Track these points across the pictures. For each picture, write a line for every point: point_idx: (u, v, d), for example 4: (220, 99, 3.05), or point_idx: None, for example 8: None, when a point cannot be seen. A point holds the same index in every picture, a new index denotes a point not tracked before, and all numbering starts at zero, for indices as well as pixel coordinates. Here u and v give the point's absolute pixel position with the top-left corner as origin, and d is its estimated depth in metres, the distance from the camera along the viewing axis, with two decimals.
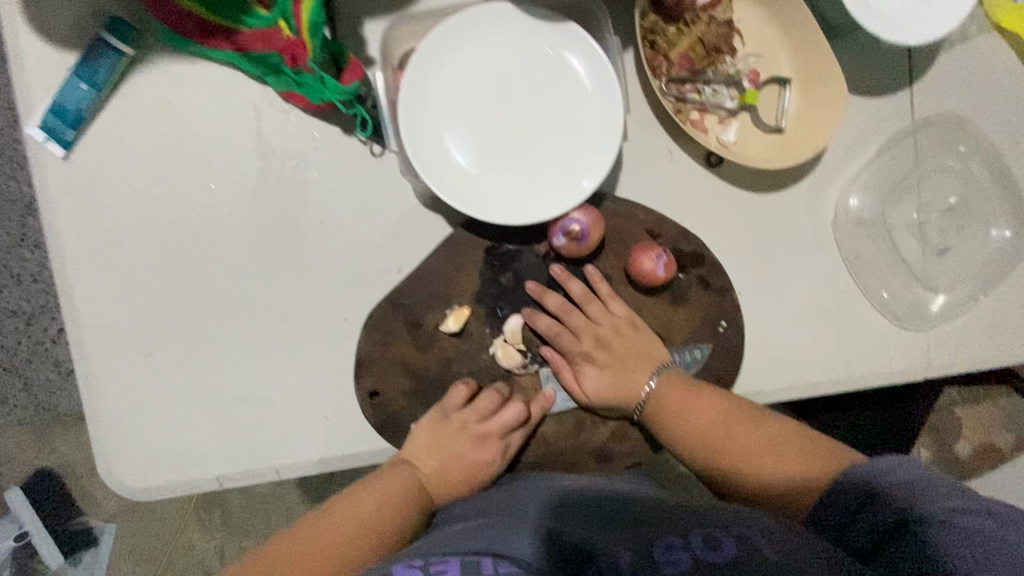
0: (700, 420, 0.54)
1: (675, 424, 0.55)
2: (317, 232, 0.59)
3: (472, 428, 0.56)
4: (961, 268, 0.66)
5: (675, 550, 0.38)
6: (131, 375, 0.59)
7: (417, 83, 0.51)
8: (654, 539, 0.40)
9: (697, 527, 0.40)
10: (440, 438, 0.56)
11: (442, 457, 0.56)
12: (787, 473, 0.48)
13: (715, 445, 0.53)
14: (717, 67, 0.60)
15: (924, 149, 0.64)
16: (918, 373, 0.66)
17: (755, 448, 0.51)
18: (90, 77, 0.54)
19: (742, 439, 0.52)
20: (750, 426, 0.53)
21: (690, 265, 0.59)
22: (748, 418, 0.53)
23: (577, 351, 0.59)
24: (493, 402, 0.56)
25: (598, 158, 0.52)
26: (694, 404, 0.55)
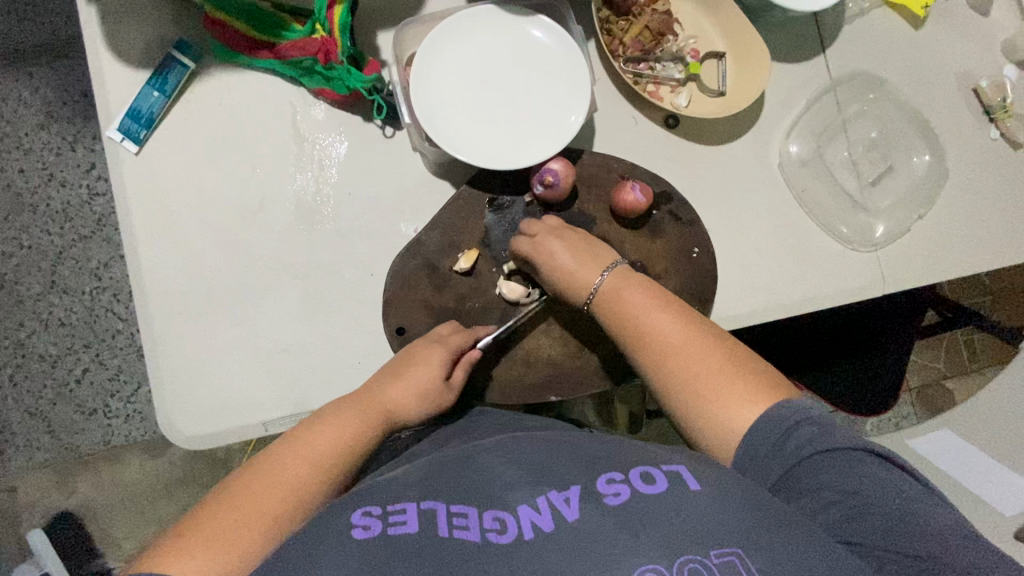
0: (639, 321, 0.59)
1: (612, 312, 0.61)
2: (343, 201, 0.70)
3: (423, 351, 0.62)
4: (894, 197, 0.77)
5: (616, 483, 0.45)
6: (186, 334, 0.67)
7: (424, 67, 0.64)
8: (595, 476, 0.46)
9: (634, 468, 0.47)
10: (398, 365, 0.61)
11: (399, 384, 0.60)
12: (731, 396, 0.52)
13: (679, 363, 0.56)
14: (663, 47, 0.74)
15: (844, 101, 0.77)
16: (874, 288, 0.75)
17: (708, 366, 0.54)
18: (161, 86, 0.67)
19: (699, 355, 0.55)
20: (699, 336, 0.57)
21: (661, 203, 0.70)
22: (684, 332, 0.57)
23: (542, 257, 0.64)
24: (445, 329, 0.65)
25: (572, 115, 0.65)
26: (634, 304, 0.60)
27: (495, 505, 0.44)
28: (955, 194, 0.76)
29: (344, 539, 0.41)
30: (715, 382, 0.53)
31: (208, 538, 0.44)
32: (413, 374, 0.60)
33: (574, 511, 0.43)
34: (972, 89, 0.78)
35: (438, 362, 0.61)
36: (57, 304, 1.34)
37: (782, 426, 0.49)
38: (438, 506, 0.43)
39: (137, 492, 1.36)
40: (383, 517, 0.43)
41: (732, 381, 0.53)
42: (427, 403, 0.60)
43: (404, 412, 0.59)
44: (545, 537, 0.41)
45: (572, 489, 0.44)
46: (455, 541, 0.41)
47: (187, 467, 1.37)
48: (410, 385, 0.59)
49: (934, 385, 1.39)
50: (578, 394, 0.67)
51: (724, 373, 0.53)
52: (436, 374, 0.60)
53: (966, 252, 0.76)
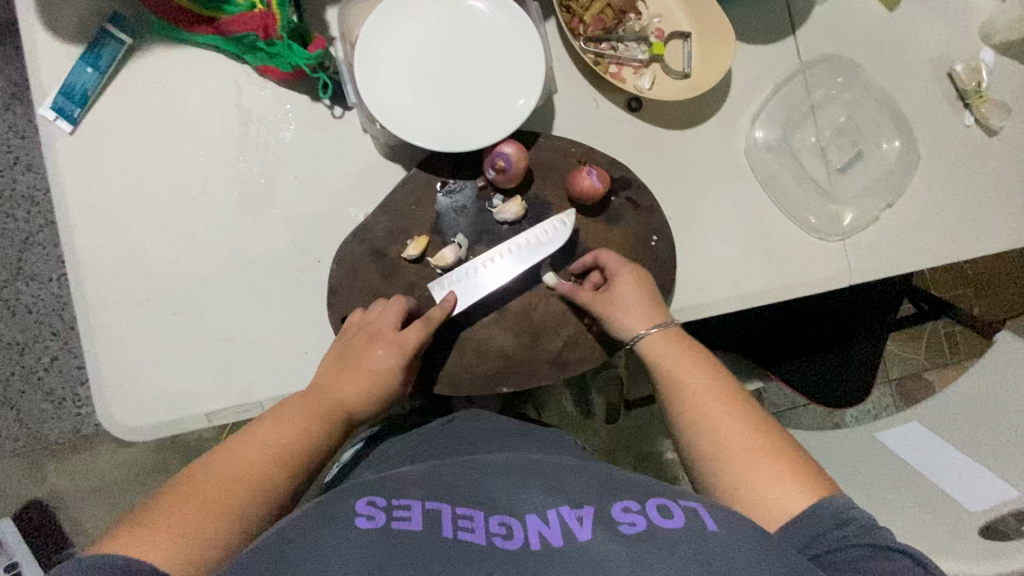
0: (682, 381, 0.57)
1: (660, 371, 0.59)
2: (290, 186, 0.67)
3: (370, 342, 0.59)
4: (863, 185, 0.75)
5: (632, 513, 0.43)
6: (125, 322, 0.65)
7: (369, 44, 0.61)
8: (611, 503, 0.45)
9: (652, 499, 0.45)
10: (343, 355, 0.59)
11: (348, 377, 0.58)
12: (767, 474, 0.49)
13: (716, 431, 0.53)
14: (626, 26, 0.71)
15: (814, 85, 0.74)
16: (839, 279, 0.73)
17: (746, 442, 0.52)
18: (95, 62, 0.64)
19: (737, 427, 0.53)
20: (736, 410, 0.54)
21: (619, 189, 0.67)
22: (724, 403, 0.55)
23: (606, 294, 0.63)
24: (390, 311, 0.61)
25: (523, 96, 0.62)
26: (679, 363, 0.58)
27: (502, 511, 0.43)
28: (925, 182, 0.74)
29: (344, 527, 0.41)
30: (751, 456, 0.51)
31: (156, 540, 0.43)
32: (364, 367, 0.58)
33: (588, 532, 0.41)
34: (946, 74, 0.75)
35: (391, 355, 0.59)
36: (22, 291, 1.31)
37: (829, 517, 0.46)
38: (443, 507, 0.43)
39: (106, 481, 1.34)
40: (388, 510, 0.43)
41: (768, 461, 0.50)
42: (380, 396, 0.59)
43: (354, 406, 0.58)
44: (550, 550, 0.40)
45: (587, 510, 0.43)
46: (459, 542, 0.40)
47: (158, 457, 1.35)
48: (359, 378, 0.58)
49: (913, 377, 1.38)
50: (533, 383, 0.65)
51: (764, 452, 0.51)
52: (387, 368, 0.58)
53: (935, 243, 0.75)
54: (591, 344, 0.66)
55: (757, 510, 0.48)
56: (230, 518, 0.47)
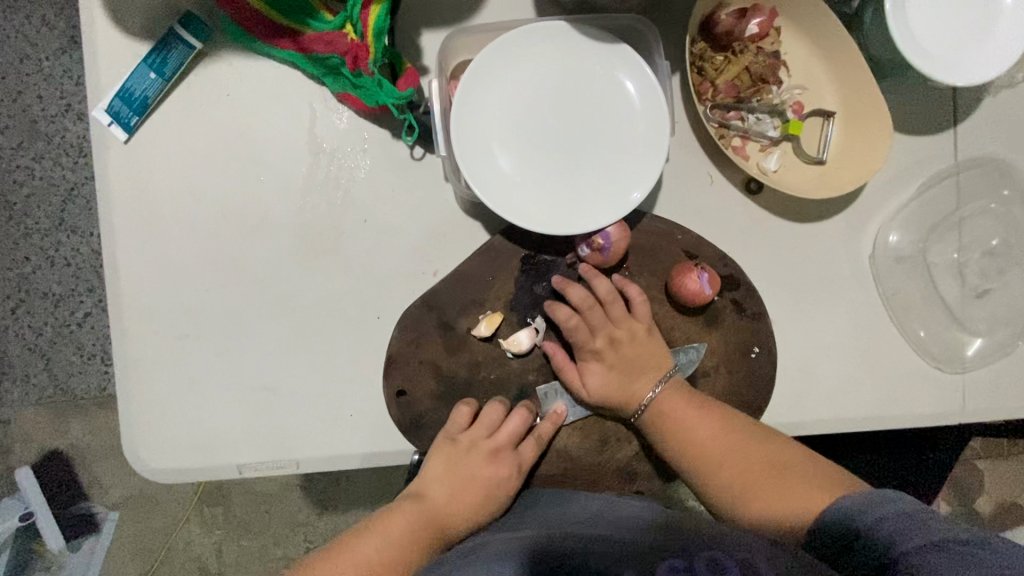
0: (690, 432, 0.54)
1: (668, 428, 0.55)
2: (357, 230, 0.60)
3: (484, 454, 0.54)
4: (1002, 313, 0.65)
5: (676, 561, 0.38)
6: (165, 354, 0.60)
7: (471, 92, 0.53)
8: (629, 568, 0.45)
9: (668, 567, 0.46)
10: (455, 461, 0.54)
11: (458, 486, 0.54)
12: (780, 499, 0.48)
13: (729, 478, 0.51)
14: (762, 96, 0.61)
15: (967, 191, 0.63)
16: (951, 417, 0.65)
17: (753, 466, 0.51)
18: (159, 67, 0.56)
19: (741, 458, 0.52)
20: (749, 445, 0.52)
21: (726, 289, 0.58)
22: (738, 444, 0.52)
23: (587, 347, 0.57)
24: (496, 414, 0.56)
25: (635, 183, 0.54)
26: (688, 413, 0.54)
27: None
28: None
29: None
30: (759, 485, 0.49)
31: None
32: (479, 478, 0.54)
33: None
34: None
35: (505, 468, 0.55)
36: (63, 244, 1.29)
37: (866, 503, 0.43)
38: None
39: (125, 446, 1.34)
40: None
41: (781, 490, 0.48)
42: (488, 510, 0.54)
43: (463, 519, 0.53)
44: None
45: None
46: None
47: None
48: (470, 488, 0.54)
49: None
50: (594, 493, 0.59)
51: (776, 478, 0.49)
52: (499, 476, 0.55)
53: None
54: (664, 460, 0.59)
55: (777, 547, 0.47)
56: None
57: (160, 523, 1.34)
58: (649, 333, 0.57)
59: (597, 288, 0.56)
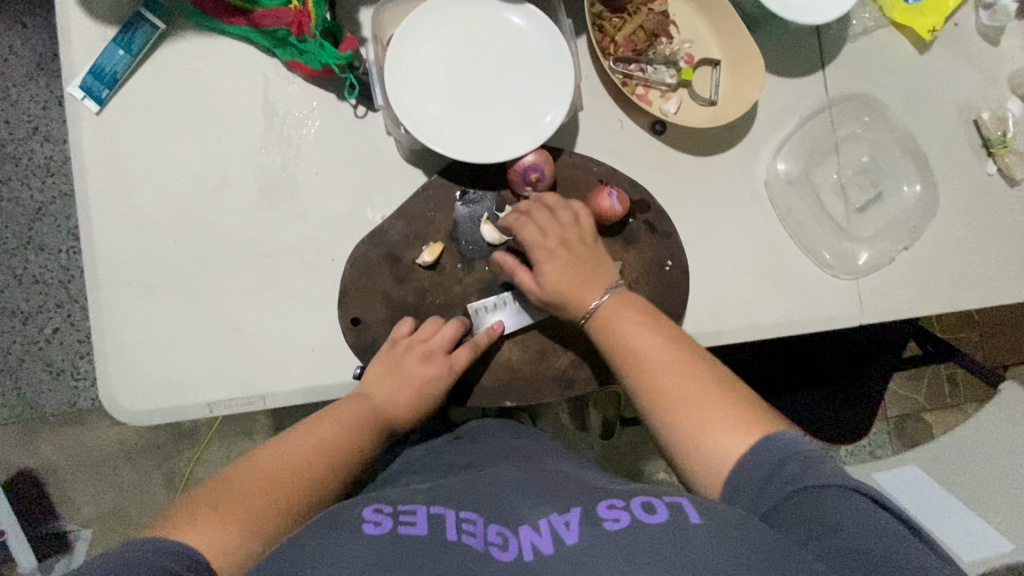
0: (629, 335, 0.56)
1: (611, 335, 0.57)
2: (311, 182, 0.67)
3: (419, 355, 0.59)
4: (880, 225, 0.75)
5: (617, 509, 0.44)
6: (137, 304, 0.65)
7: (401, 51, 0.61)
8: (598, 502, 0.45)
9: (636, 496, 0.46)
10: (394, 365, 0.59)
11: (394, 388, 0.59)
12: (719, 427, 0.50)
13: (669, 397, 0.53)
14: (656, 49, 0.71)
15: (839, 122, 0.74)
16: (849, 318, 0.73)
17: (706, 402, 0.52)
18: (127, 45, 0.64)
19: (703, 390, 0.53)
20: (693, 378, 0.54)
21: (638, 211, 0.67)
22: (681, 371, 0.54)
23: (540, 247, 0.60)
24: (434, 326, 0.61)
25: (546, 118, 0.62)
26: (640, 330, 0.57)
27: (500, 521, 0.44)
28: (943, 228, 0.74)
29: (354, 529, 0.41)
30: (711, 407, 0.51)
31: (214, 516, 0.43)
32: (413, 379, 0.59)
33: (575, 534, 0.42)
34: (973, 121, 0.76)
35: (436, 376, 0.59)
36: (31, 261, 1.31)
37: (777, 451, 0.47)
38: (447, 512, 0.44)
39: (100, 456, 1.34)
40: (394, 516, 0.44)
41: (727, 413, 0.51)
42: (423, 409, 0.60)
43: (397, 416, 0.59)
44: (541, 560, 0.41)
45: (574, 513, 0.44)
46: (460, 545, 0.42)
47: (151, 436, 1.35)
48: (407, 387, 0.59)
49: (909, 415, 1.35)
50: (536, 399, 0.65)
51: (708, 400, 0.52)
52: (434, 378, 0.59)
53: (948, 288, 0.74)
54: (596, 366, 0.66)
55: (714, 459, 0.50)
56: (272, 507, 0.45)
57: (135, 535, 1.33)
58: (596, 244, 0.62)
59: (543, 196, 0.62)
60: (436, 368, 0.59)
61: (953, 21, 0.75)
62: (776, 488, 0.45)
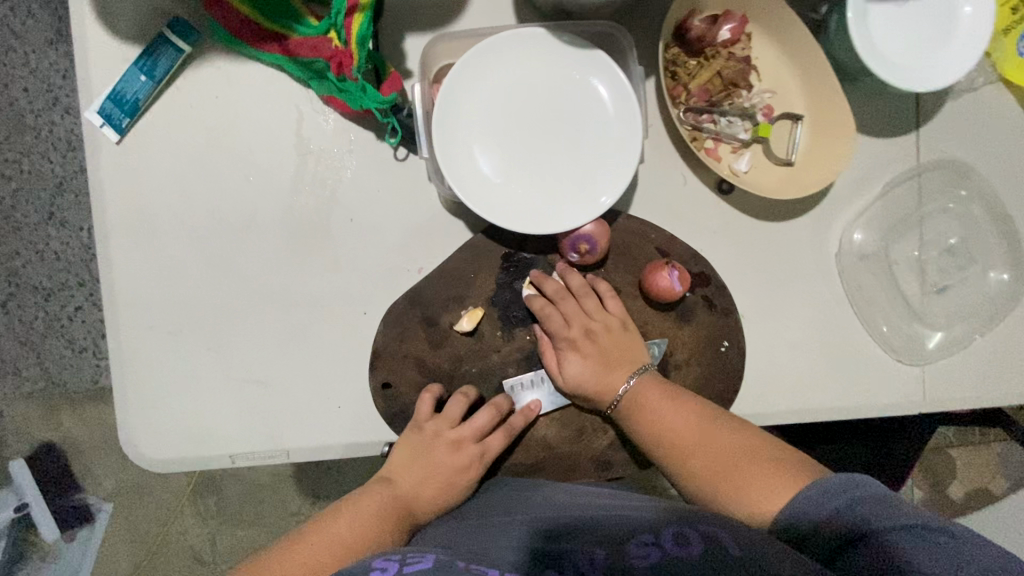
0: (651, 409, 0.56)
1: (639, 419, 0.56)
2: (344, 228, 0.62)
3: (447, 442, 0.57)
4: (959, 308, 0.68)
5: (646, 545, 0.40)
6: (160, 347, 0.62)
7: (451, 97, 0.55)
8: (629, 540, 0.41)
9: (670, 530, 0.42)
10: (420, 451, 0.57)
11: (421, 477, 0.57)
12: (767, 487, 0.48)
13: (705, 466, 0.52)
14: (733, 99, 0.64)
15: (927, 191, 0.67)
16: (911, 406, 0.68)
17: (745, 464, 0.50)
18: (149, 69, 0.58)
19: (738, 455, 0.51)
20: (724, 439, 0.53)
21: (696, 285, 0.61)
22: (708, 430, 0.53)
23: (562, 337, 0.59)
24: (462, 407, 0.58)
25: (600, 197, 0.55)
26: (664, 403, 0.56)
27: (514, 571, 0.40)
28: None
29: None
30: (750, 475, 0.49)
31: None
32: (442, 467, 0.57)
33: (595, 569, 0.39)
34: None
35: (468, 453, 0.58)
36: (53, 237, 1.28)
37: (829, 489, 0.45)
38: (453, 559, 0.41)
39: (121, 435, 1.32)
40: (398, 561, 0.41)
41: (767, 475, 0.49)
42: (452, 496, 0.58)
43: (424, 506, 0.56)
44: None
45: (601, 551, 0.40)
46: None
47: None
48: (433, 476, 0.57)
49: None
50: (570, 479, 0.62)
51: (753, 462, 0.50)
52: (463, 465, 0.58)
53: None
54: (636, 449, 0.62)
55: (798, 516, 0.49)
56: None
57: (153, 512, 1.33)
58: (624, 328, 0.60)
59: (570, 281, 0.60)
60: (465, 454, 0.58)
61: None
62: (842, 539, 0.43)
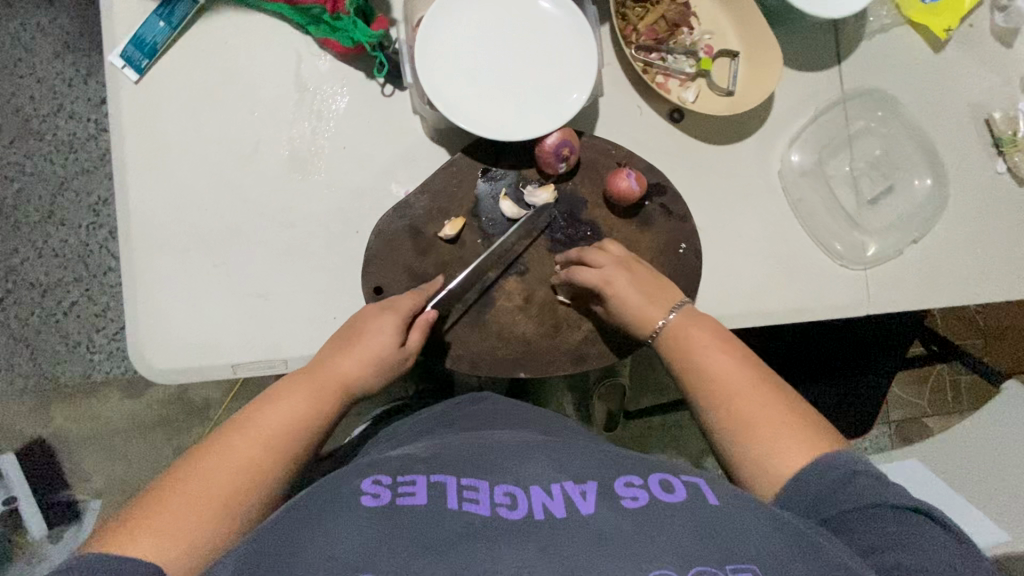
0: (688, 346, 0.58)
1: (675, 344, 0.59)
2: (339, 155, 0.69)
3: (370, 318, 0.60)
4: (890, 220, 0.77)
5: (636, 487, 0.44)
6: (168, 266, 0.67)
7: (432, 28, 0.63)
8: (614, 477, 0.45)
9: (654, 473, 0.46)
10: (347, 332, 0.60)
11: (347, 353, 0.58)
12: (774, 438, 0.51)
13: (730, 404, 0.54)
14: (677, 39, 0.73)
15: (853, 117, 0.76)
16: (859, 308, 0.75)
17: (760, 409, 0.53)
18: (168, 17, 0.67)
19: (756, 399, 0.53)
20: (745, 388, 0.54)
21: (655, 194, 0.69)
22: (738, 379, 0.55)
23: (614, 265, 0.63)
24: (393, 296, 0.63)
25: (572, 96, 0.64)
26: (699, 342, 0.58)
27: (508, 483, 0.44)
28: (952, 223, 0.76)
29: (350, 505, 0.41)
30: (776, 423, 0.52)
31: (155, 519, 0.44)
32: (367, 340, 0.58)
33: (591, 504, 0.42)
34: (984, 120, 0.77)
35: (390, 330, 0.59)
36: (52, 236, 1.26)
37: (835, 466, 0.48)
38: (448, 479, 0.44)
39: (115, 428, 1.28)
40: (392, 488, 0.43)
41: (782, 428, 0.51)
42: (382, 368, 0.58)
43: (355, 379, 0.57)
44: (553, 522, 0.40)
45: (590, 484, 0.43)
46: (464, 514, 0.41)
47: (164, 410, 1.29)
48: (359, 351, 0.58)
49: (913, 421, 1.34)
50: (550, 373, 0.67)
51: (775, 416, 0.52)
52: (387, 335, 0.58)
53: (957, 282, 0.76)
54: (609, 343, 0.68)
55: (749, 459, 0.52)
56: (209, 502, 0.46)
57: None
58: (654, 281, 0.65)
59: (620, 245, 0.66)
60: (388, 325, 0.59)
61: (969, 22, 0.77)
62: (830, 501, 0.47)
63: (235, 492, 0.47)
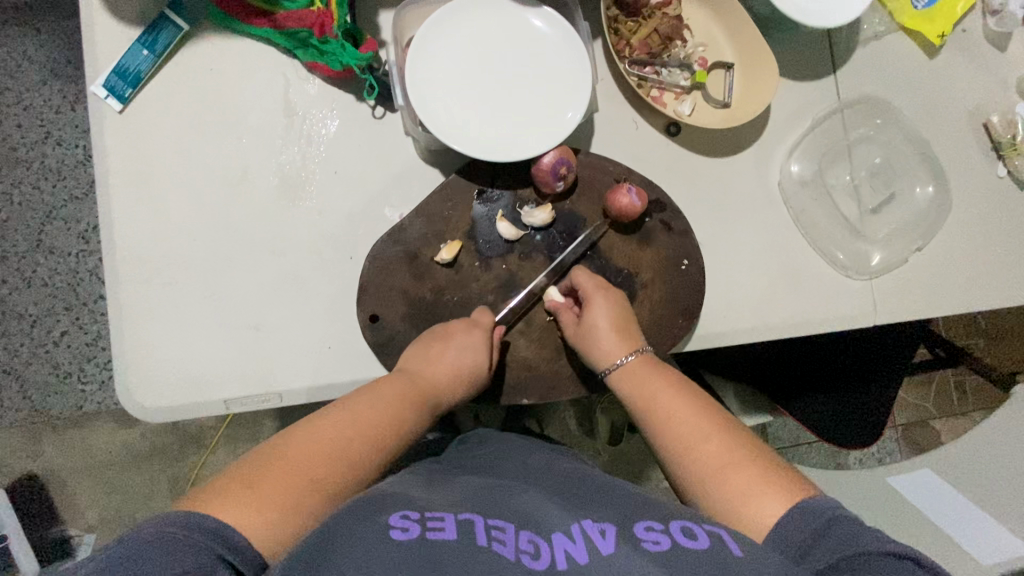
0: (649, 395, 0.59)
1: (637, 393, 0.59)
2: (330, 180, 0.68)
3: (457, 329, 0.61)
4: (892, 228, 0.76)
5: (658, 532, 0.42)
6: (156, 299, 0.65)
7: (423, 49, 0.62)
8: (635, 520, 0.43)
9: (675, 519, 0.44)
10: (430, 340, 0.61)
11: (433, 364, 0.59)
12: (744, 490, 0.50)
13: (695, 453, 0.54)
14: (671, 52, 0.73)
15: (850, 126, 0.75)
16: (866, 318, 0.73)
17: (725, 456, 0.53)
18: (151, 44, 0.65)
19: (719, 448, 0.54)
20: (709, 437, 0.55)
21: (654, 210, 0.68)
22: (700, 428, 0.55)
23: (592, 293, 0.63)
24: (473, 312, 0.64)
25: (568, 113, 0.63)
26: (660, 391, 0.58)
27: (531, 527, 0.42)
28: (955, 229, 0.74)
29: (377, 538, 0.39)
30: (744, 473, 0.51)
31: (247, 503, 0.44)
32: (452, 353, 0.59)
33: (612, 545, 0.40)
34: (983, 124, 0.76)
35: (475, 346, 0.60)
36: (41, 264, 1.23)
37: (815, 512, 0.47)
38: (476, 518, 0.42)
39: (107, 460, 1.24)
40: (421, 521, 0.41)
41: (750, 475, 0.51)
42: (465, 384, 0.59)
43: (440, 388, 0.58)
44: (578, 569, 0.38)
45: (610, 524, 0.42)
46: (491, 554, 0.39)
47: (158, 440, 1.25)
48: (447, 362, 0.59)
49: (919, 424, 1.33)
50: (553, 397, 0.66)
51: (741, 463, 0.52)
52: (475, 351, 0.60)
53: (963, 289, 0.74)
54: None
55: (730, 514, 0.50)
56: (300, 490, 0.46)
57: None
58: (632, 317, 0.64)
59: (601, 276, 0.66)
60: (476, 341, 0.60)
61: (963, 27, 0.76)
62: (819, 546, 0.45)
63: (322, 486, 0.47)
